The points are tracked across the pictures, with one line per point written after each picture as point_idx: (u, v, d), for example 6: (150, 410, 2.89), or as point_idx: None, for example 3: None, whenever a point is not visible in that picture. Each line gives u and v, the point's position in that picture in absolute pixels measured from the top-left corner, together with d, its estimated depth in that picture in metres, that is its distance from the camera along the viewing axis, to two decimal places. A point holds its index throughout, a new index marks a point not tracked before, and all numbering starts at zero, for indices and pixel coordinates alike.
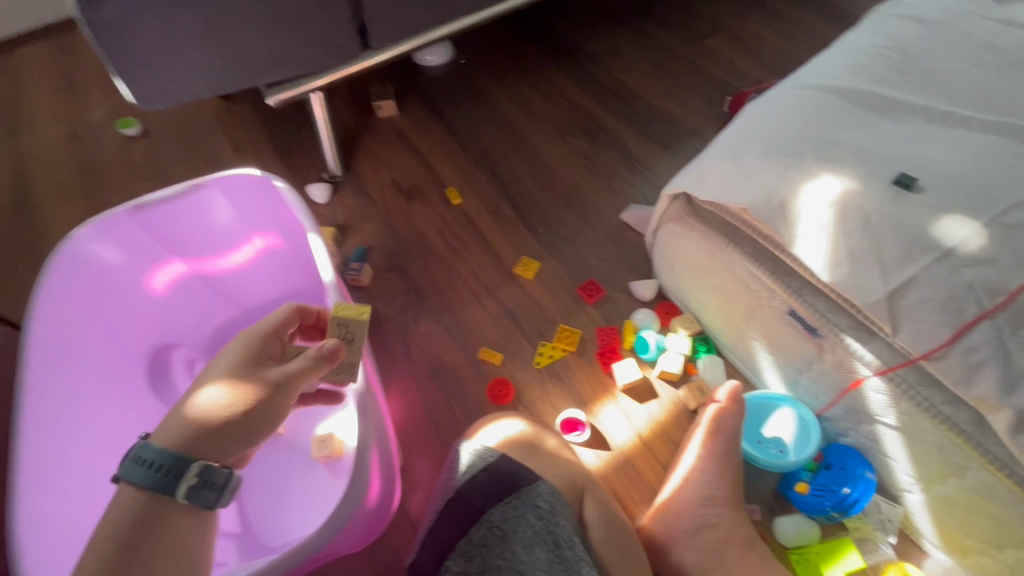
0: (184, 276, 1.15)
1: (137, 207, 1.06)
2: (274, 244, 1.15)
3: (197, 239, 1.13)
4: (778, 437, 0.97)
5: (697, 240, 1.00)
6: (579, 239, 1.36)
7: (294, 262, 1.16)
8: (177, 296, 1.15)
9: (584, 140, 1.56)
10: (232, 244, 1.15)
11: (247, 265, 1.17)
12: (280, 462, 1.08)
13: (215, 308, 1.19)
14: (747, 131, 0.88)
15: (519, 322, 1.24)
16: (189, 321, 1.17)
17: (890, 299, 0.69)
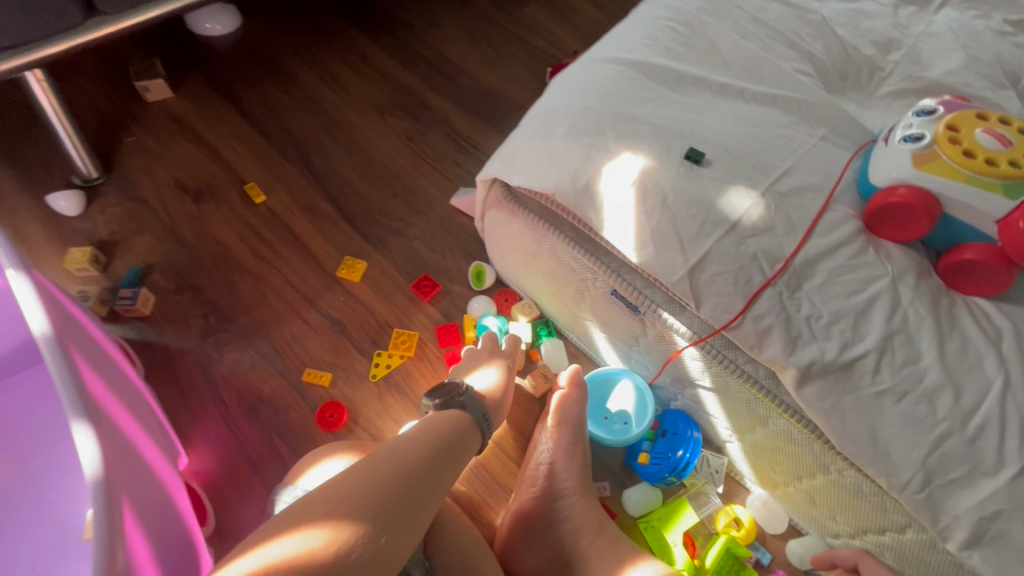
0: None
1: None
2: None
3: None
4: (622, 411, 0.99)
5: (520, 227, 0.96)
6: (409, 231, 1.25)
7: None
8: None
9: (407, 120, 1.43)
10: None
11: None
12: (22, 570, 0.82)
13: None
14: (551, 109, 0.83)
15: (348, 333, 1.10)
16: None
17: (690, 275, 0.70)
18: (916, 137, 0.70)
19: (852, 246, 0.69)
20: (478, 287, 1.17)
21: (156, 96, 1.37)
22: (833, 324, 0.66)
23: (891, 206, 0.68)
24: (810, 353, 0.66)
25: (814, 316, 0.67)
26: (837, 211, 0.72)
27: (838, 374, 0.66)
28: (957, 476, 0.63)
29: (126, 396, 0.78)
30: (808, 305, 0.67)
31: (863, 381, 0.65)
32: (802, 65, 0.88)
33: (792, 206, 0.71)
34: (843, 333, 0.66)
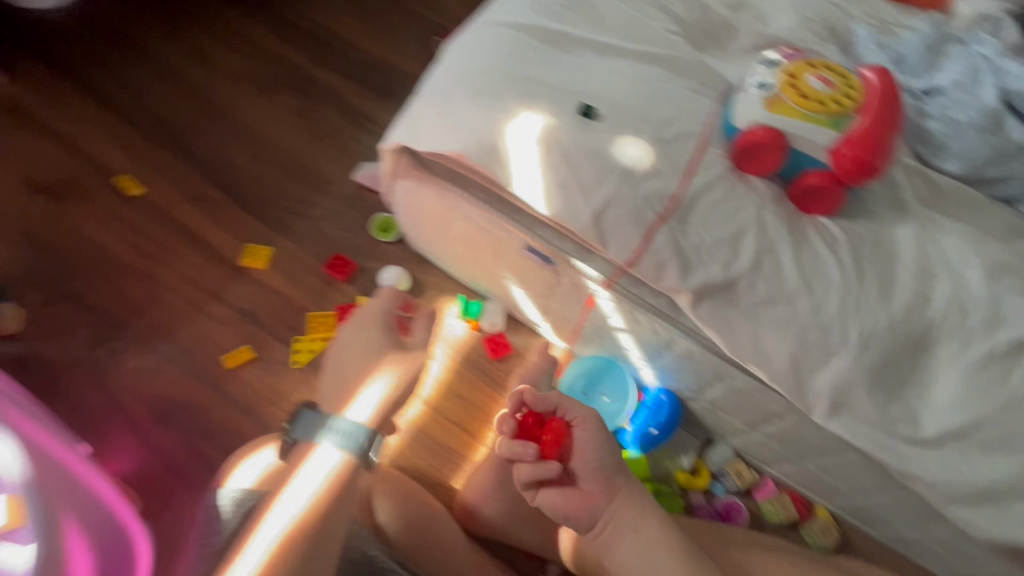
0: None
1: None
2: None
3: None
4: (600, 393, 1.08)
5: (430, 195, 0.98)
6: (314, 212, 1.20)
7: None
8: None
9: (294, 96, 1.35)
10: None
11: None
12: None
13: None
14: (449, 74, 0.85)
15: (262, 322, 1.06)
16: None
17: (594, 221, 0.77)
18: (764, 84, 0.82)
19: (724, 181, 0.80)
20: (383, 239, 1.18)
21: None
22: (715, 250, 0.77)
23: (807, 186, 0.81)
24: (699, 276, 0.77)
25: (698, 244, 0.77)
26: (710, 153, 0.82)
27: (722, 292, 0.78)
28: (816, 360, 0.77)
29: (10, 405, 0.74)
30: (694, 236, 0.77)
31: (742, 294, 0.78)
32: (670, 25, 0.97)
33: (674, 151, 0.80)
34: (724, 256, 0.77)
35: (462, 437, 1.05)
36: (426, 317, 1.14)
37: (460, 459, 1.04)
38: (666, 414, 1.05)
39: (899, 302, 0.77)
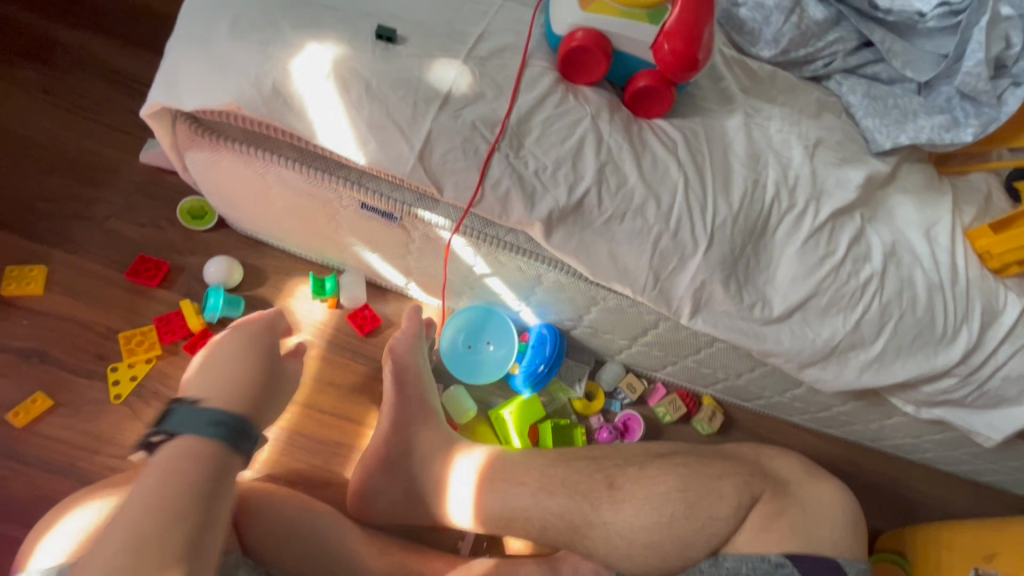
0: None
1: None
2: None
3: None
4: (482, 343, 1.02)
5: (231, 163, 0.81)
6: (96, 210, 0.97)
7: None
8: None
9: (31, 66, 1.05)
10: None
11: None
12: None
13: None
14: (203, 5, 0.67)
15: (60, 359, 0.86)
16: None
17: (420, 162, 0.67)
18: None
19: (555, 96, 0.74)
20: (199, 228, 0.99)
21: None
22: (558, 172, 0.72)
23: (637, 89, 0.77)
24: (546, 204, 0.71)
25: (539, 169, 0.71)
26: (536, 66, 0.75)
27: (573, 215, 0.73)
28: (673, 266, 0.77)
29: None
30: (533, 160, 0.71)
31: (593, 214, 0.74)
32: None
33: (496, 69, 0.72)
34: (568, 177, 0.72)
35: (345, 427, 0.95)
36: (273, 307, 0.99)
37: (348, 450, 0.94)
38: (551, 348, 1.02)
39: (737, 192, 0.78)
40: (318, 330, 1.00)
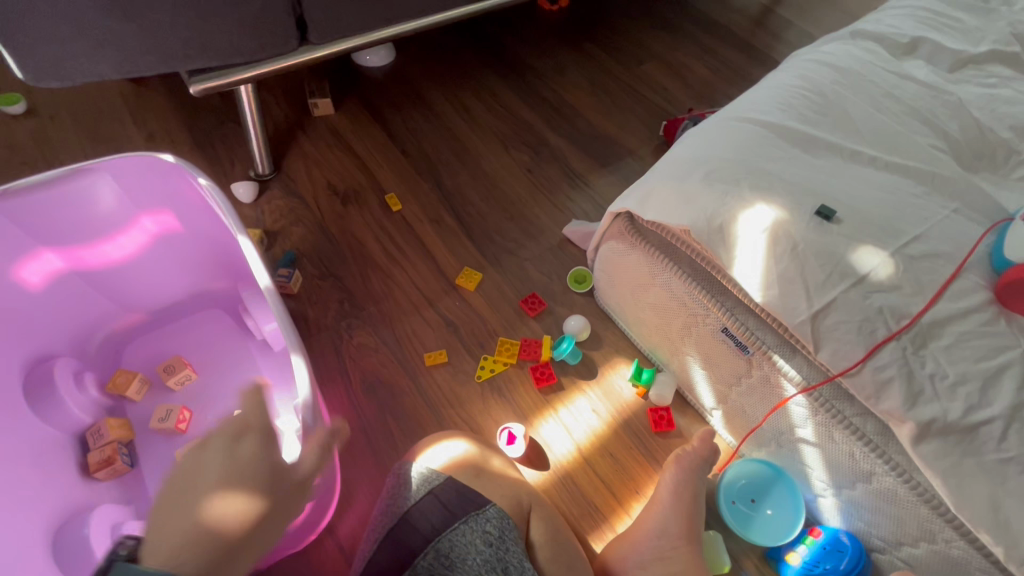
0: (60, 272, 1.05)
1: (15, 191, 0.96)
2: (167, 226, 1.11)
3: (84, 229, 1.05)
4: (763, 505, 0.97)
5: (636, 259, 1.04)
6: (521, 251, 1.36)
7: (200, 250, 1.15)
8: (53, 291, 1.04)
9: (528, 153, 1.57)
10: (117, 229, 1.08)
11: (138, 251, 1.11)
12: None
13: (101, 310, 1.11)
14: (688, 156, 0.92)
15: (460, 334, 1.22)
16: (57, 320, 1.05)
17: (813, 320, 0.74)
18: None
19: (982, 314, 0.73)
20: (577, 290, 1.28)
21: (321, 112, 1.60)
22: (958, 386, 0.69)
23: None
24: (931, 411, 0.69)
25: (936, 375, 0.70)
26: (968, 280, 0.75)
27: (960, 436, 0.68)
28: None
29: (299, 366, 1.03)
30: (932, 364, 0.70)
31: (986, 446, 0.67)
32: (934, 142, 0.92)
33: (922, 270, 0.75)
34: (969, 396, 0.68)
35: (607, 499, 1.05)
36: (597, 371, 1.18)
37: (600, 519, 1.03)
38: (850, 562, 0.89)
39: None
40: (620, 407, 1.14)
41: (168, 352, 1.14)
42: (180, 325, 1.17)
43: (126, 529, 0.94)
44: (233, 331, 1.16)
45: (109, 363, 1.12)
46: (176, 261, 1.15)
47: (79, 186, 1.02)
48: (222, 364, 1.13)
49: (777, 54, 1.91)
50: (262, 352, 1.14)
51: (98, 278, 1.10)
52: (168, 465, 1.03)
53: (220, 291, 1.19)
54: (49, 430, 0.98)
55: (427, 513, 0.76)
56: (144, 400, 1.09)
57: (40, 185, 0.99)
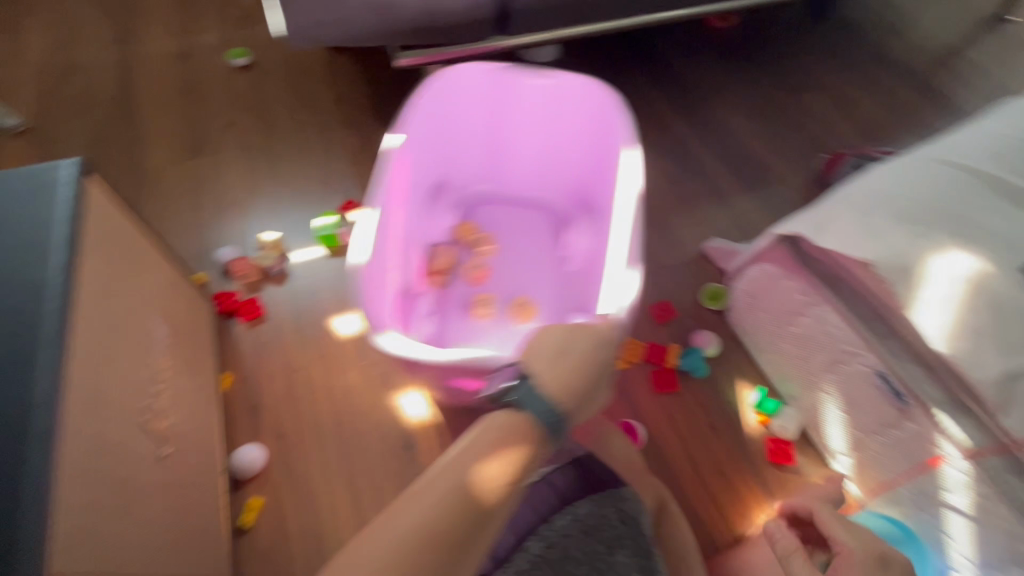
0: (483, 133, 1.21)
1: (507, 68, 1.12)
2: (566, 118, 1.16)
3: (509, 115, 1.18)
4: None
5: (791, 286, 1.03)
6: (658, 258, 1.38)
7: (557, 156, 1.23)
8: (461, 140, 1.21)
9: (676, 165, 1.58)
10: (521, 113, 1.18)
11: (536, 134, 1.21)
12: (468, 326, 1.14)
13: (480, 162, 1.26)
14: (875, 190, 0.89)
15: None
16: (465, 150, 1.23)
17: (1004, 379, 0.72)
18: None
19: None
20: (711, 307, 1.28)
21: None
22: None
23: None
24: None
25: None
26: None
27: None
28: None
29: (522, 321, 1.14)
30: None
31: None
32: None
33: None
34: None
35: (714, 515, 1.05)
36: (721, 390, 1.17)
37: (705, 533, 1.04)
38: None
39: None
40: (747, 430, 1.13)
41: (505, 224, 1.27)
42: (508, 212, 1.28)
43: (422, 320, 1.12)
44: (549, 239, 1.25)
45: (464, 206, 1.28)
46: (571, 168, 1.23)
47: (538, 81, 1.13)
48: (516, 253, 1.24)
49: (963, 98, 1.77)
50: (572, 260, 1.22)
51: (496, 159, 1.26)
52: (455, 294, 1.18)
53: (552, 203, 1.28)
54: (422, 222, 1.18)
55: (566, 477, 0.79)
56: (462, 248, 1.23)
57: (539, 78, 1.13)
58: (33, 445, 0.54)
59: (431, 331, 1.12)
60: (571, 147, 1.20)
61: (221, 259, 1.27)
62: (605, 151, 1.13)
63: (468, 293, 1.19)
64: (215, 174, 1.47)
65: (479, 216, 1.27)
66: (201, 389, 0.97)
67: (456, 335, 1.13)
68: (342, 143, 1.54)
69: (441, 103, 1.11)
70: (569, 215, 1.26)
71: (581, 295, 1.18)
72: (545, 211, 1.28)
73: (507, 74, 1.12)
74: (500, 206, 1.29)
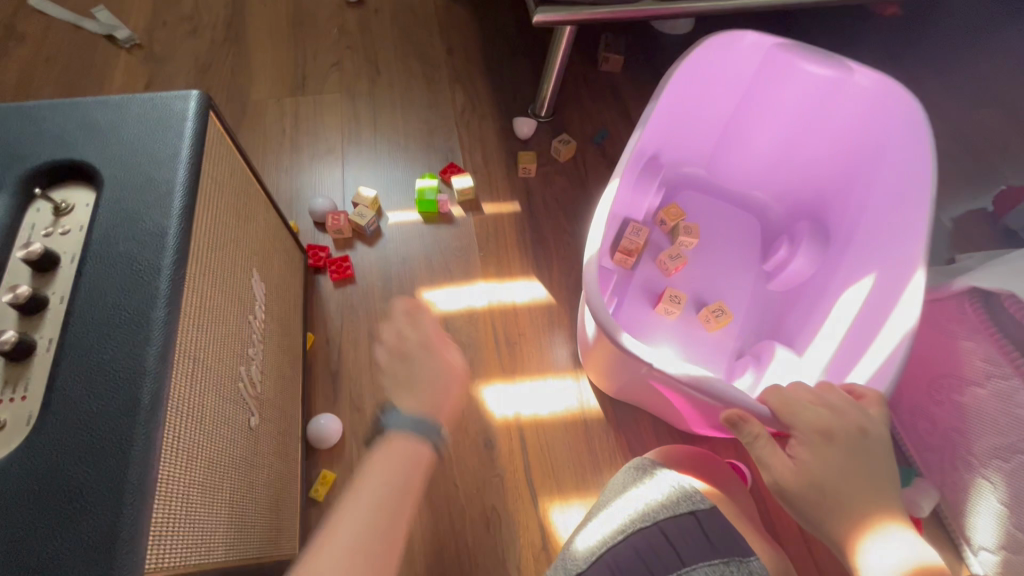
0: (748, 118, 1.17)
1: (797, 49, 1.05)
2: (854, 130, 1.08)
3: (782, 104, 1.12)
4: None
5: (972, 348, 0.86)
6: None
7: (836, 170, 1.13)
8: (707, 112, 1.17)
9: None
10: (804, 109, 1.12)
11: (804, 137, 1.14)
12: (654, 318, 1.09)
13: (724, 150, 1.22)
14: None
15: None
16: (696, 126, 1.19)
17: None
18: None
19: None
20: None
21: (607, 67, 1.47)
22: None
23: None
24: None
25: None
26: None
27: None
28: None
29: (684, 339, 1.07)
30: None
31: None
32: None
33: None
34: None
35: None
36: None
37: None
38: None
39: None
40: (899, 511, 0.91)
41: (706, 213, 1.22)
42: (716, 203, 1.23)
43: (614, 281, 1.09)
44: (756, 251, 1.18)
45: (670, 182, 1.24)
46: (808, 175, 1.17)
47: (809, 70, 1.06)
48: (716, 253, 1.17)
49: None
50: (776, 275, 1.14)
51: (724, 142, 1.21)
52: (649, 272, 1.13)
53: (771, 214, 1.21)
54: (639, 178, 1.14)
55: (688, 534, 0.72)
56: (659, 232, 1.17)
57: (805, 63, 1.05)
58: (146, 419, 0.50)
59: (618, 302, 1.09)
60: (816, 155, 1.15)
61: (315, 209, 1.21)
62: (865, 167, 1.07)
63: (658, 281, 1.13)
64: (316, 116, 1.40)
65: (683, 200, 1.23)
66: (289, 351, 0.93)
67: (639, 321, 1.08)
68: (449, 99, 1.42)
69: (695, 69, 1.08)
70: (783, 230, 1.20)
71: (775, 319, 1.11)
72: (760, 220, 1.22)
73: (782, 51, 1.05)
74: (709, 195, 1.24)
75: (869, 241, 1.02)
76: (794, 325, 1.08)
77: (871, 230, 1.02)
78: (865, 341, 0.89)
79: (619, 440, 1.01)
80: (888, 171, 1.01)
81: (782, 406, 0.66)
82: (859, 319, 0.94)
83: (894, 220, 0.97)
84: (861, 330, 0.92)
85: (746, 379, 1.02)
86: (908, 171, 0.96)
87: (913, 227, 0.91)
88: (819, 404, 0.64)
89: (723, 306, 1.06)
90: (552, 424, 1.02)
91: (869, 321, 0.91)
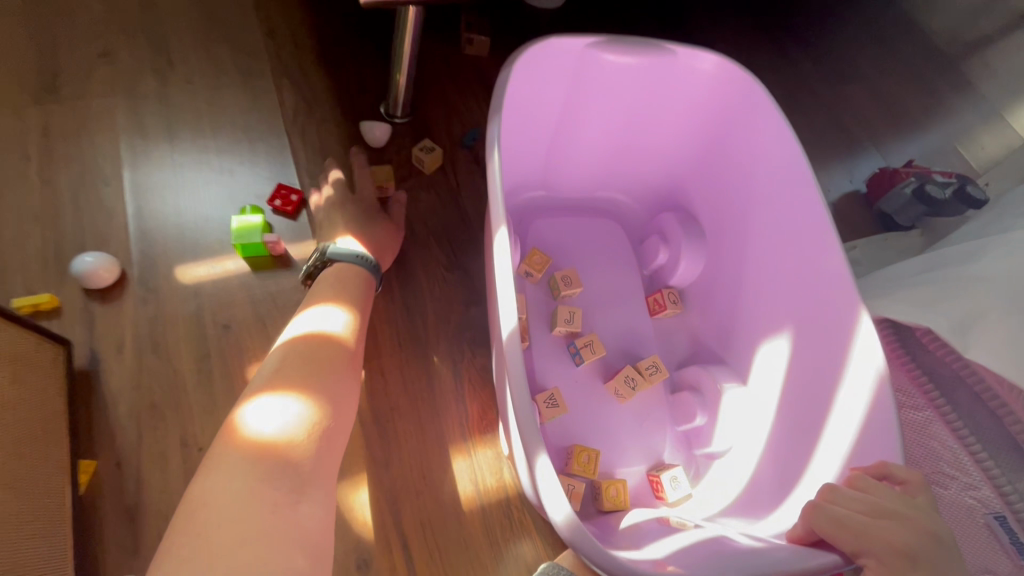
0: (575, 127, 0.96)
1: (602, 44, 0.85)
2: (693, 112, 0.95)
3: (609, 104, 0.93)
4: None
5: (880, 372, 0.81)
6: None
7: (683, 154, 1.01)
8: (534, 131, 0.94)
9: None
10: (631, 104, 0.94)
11: (643, 133, 0.98)
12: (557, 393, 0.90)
13: (561, 166, 1.01)
14: None
15: None
16: (520, 149, 0.96)
17: None
18: None
19: None
20: None
21: (472, 52, 1.23)
22: None
23: None
24: None
25: None
26: None
27: None
28: None
29: (595, 407, 0.90)
30: None
31: None
32: None
33: None
34: None
35: None
36: None
37: None
38: None
39: None
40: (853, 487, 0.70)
41: (568, 239, 1.02)
42: (572, 223, 1.03)
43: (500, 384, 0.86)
44: (633, 259, 1.03)
45: (517, 216, 1.02)
46: (656, 165, 1.03)
47: (625, 63, 0.88)
48: (599, 284, 1.00)
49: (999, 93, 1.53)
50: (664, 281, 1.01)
51: (556, 158, 0.99)
52: (540, 346, 0.93)
53: (633, 216, 1.07)
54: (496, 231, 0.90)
55: None
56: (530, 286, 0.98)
57: (627, 57, 0.87)
58: None
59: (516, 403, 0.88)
60: (661, 144, 1.00)
61: (81, 273, 0.86)
62: (719, 149, 0.96)
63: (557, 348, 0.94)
64: (77, 131, 1.01)
65: (539, 228, 1.02)
66: (38, 517, 0.63)
67: None
68: (272, 100, 1.10)
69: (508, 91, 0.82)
70: (650, 227, 1.06)
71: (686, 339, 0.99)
72: (621, 224, 1.06)
73: (592, 51, 0.85)
74: (562, 215, 1.04)
75: (751, 241, 0.91)
76: (707, 339, 0.97)
77: (750, 226, 0.91)
78: (822, 387, 0.76)
79: (523, 524, 0.84)
80: (747, 151, 0.91)
81: (840, 529, 0.52)
82: (792, 370, 0.83)
83: (774, 224, 0.86)
84: (809, 377, 0.79)
85: (695, 424, 0.89)
86: (780, 163, 0.84)
87: (802, 237, 0.81)
88: (876, 515, 0.51)
89: (657, 361, 0.91)
90: (441, 521, 0.82)
91: (817, 365, 0.78)
